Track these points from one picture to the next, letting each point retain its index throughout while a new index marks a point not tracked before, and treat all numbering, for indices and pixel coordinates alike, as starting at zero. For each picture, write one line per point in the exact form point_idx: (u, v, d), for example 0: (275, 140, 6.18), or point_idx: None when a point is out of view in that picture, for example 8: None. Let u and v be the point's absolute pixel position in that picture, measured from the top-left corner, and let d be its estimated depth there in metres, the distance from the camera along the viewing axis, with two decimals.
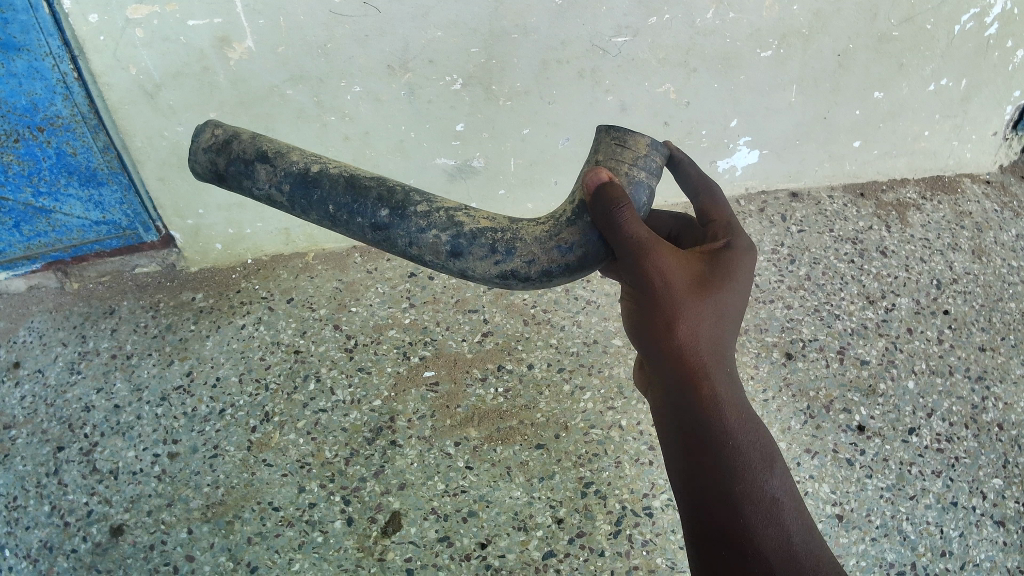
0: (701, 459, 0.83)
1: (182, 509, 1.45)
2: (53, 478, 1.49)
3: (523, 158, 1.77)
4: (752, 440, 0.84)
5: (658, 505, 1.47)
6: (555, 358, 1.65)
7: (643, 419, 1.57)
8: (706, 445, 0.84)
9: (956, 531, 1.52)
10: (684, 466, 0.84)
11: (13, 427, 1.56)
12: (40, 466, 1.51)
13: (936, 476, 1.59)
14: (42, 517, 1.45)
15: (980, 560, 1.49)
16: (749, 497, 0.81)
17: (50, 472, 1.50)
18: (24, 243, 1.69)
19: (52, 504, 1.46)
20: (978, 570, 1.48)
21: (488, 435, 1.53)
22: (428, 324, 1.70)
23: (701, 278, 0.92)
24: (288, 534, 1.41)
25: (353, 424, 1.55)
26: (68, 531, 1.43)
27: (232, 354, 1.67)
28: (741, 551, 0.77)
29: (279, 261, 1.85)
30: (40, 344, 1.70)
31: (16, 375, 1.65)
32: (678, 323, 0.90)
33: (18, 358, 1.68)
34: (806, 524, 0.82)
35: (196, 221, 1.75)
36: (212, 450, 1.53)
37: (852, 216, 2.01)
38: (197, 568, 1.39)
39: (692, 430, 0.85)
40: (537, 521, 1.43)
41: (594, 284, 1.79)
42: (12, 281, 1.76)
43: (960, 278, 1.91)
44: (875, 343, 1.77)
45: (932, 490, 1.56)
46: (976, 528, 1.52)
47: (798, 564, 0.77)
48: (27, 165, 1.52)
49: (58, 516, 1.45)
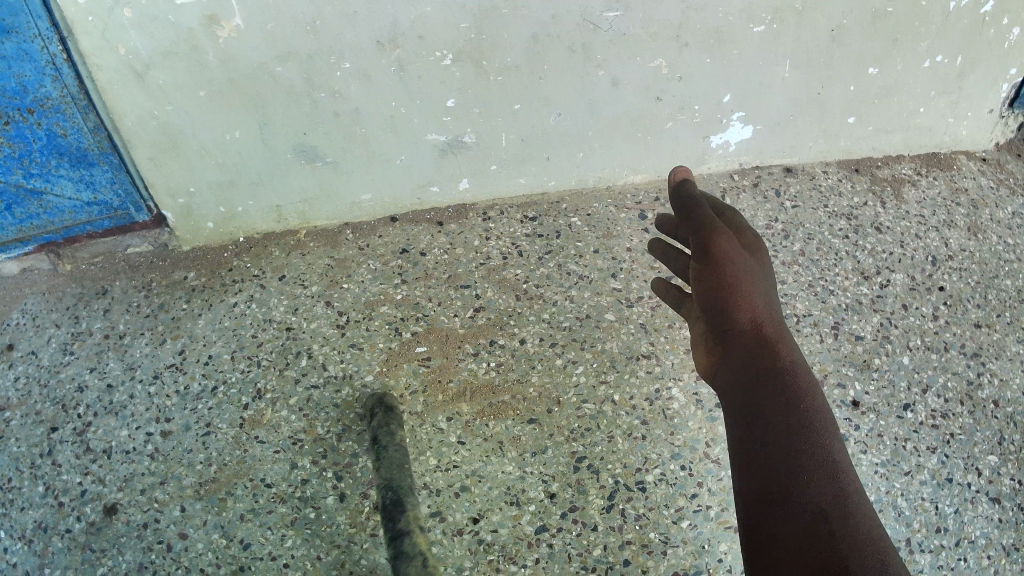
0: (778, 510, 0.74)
1: (175, 487, 1.47)
2: (47, 459, 1.51)
3: (515, 133, 1.75)
4: (833, 496, 0.74)
5: (652, 479, 1.46)
6: (548, 333, 1.63)
7: (636, 393, 1.55)
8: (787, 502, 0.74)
9: (951, 507, 1.53)
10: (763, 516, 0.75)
11: (8, 409, 1.58)
12: (34, 447, 1.53)
13: (931, 452, 1.60)
14: (36, 498, 1.47)
15: (975, 536, 1.51)
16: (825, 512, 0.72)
17: (43, 453, 1.52)
18: (16, 225, 1.70)
19: (47, 485, 1.48)
20: (975, 546, 1.50)
21: (481, 410, 1.53)
22: (420, 300, 1.68)
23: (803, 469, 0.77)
24: (281, 511, 1.44)
25: (345, 399, 1.55)
26: (63, 511, 1.45)
27: (224, 333, 1.65)
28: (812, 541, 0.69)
29: (271, 238, 1.80)
30: (34, 325, 1.70)
31: (10, 356, 1.66)
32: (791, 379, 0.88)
33: (12, 340, 1.68)
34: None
35: (188, 200, 1.72)
36: (205, 428, 1.53)
37: (847, 191, 1.98)
38: (190, 545, 1.41)
39: (792, 456, 0.78)
40: (530, 495, 1.43)
41: (588, 259, 1.75)
42: (4, 264, 1.76)
43: (956, 255, 1.91)
44: (870, 318, 1.77)
45: (927, 467, 1.57)
46: (972, 505, 1.54)
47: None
48: (18, 148, 1.54)
49: (52, 496, 1.47)
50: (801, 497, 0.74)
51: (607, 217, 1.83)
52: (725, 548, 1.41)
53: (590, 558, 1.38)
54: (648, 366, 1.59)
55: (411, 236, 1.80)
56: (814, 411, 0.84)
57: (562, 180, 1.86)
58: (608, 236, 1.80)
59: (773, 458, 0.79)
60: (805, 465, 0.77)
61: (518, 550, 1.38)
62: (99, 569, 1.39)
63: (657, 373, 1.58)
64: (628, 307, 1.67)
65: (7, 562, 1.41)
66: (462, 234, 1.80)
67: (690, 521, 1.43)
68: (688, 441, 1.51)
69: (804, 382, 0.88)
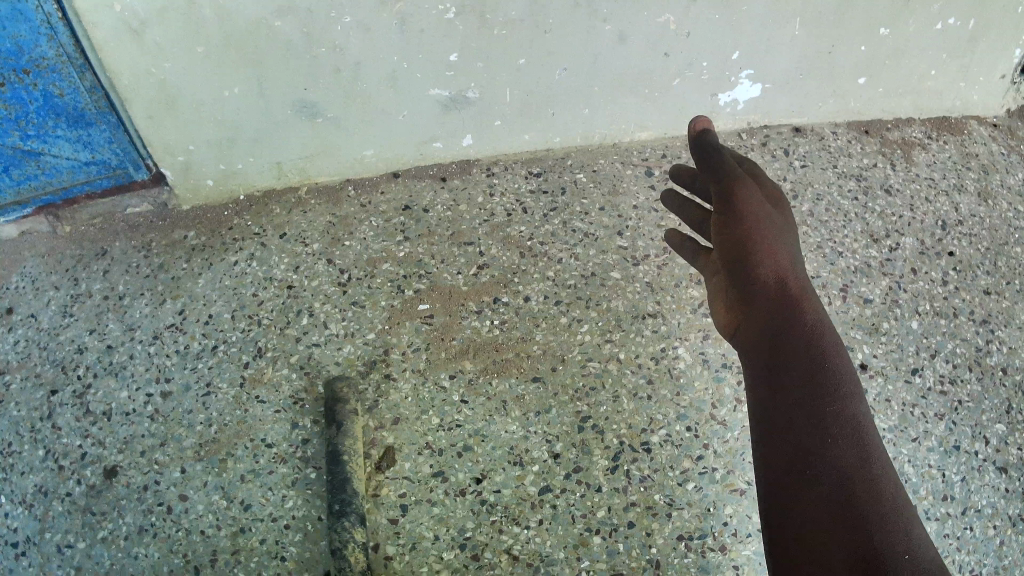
0: (829, 507, 0.88)
1: (175, 448, 1.49)
2: (47, 423, 1.52)
3: (519, 89, 1.71)
4: (858, 453, 0.93)
5: (657, 440, 1.45)
6: (552, 291, 1.60)
7: (642, 352, 1.54)
8: (834, 495, 0.89)
9: (958, 476, 1.56)
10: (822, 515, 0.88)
11: (8, 372, 1.58)
12: (34, 411, 1.53)
13: (939, 419, 1.61)
14: (36, 462, 1.49)
15: (982, 506, 1.54)
16: (855, 479, 0.91)
17: (43, 417, 1.53)
18: (14, 187, 1.66)
19: (47, 448, 1.50)
20: (981, 515, 1.53)
21: (485, 367, 1.51)
22: (423, 257, 1.65)
23: (831, 440, 0.94)
24: (282, 471, 1.46)
25: (347, 358, 1.53)
26: (63, 474, 1.47)
27: (225, 292, 1.63)
28: (860, 531, 0.86)
29: (272, 196, 1.76)
30: (33, 288, 1.68)
31: (10, 320, 1.64)
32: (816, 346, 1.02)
33: (11, 303, 1.67)
34: (937, 565, 0.86)
35: (187, 158, 1.69)
36: (205, 388, 1.53)
37: (857, 153, 1.94)
38: (191, 507, 1.44)
39: (811, 422, 0.95)
40: (533, 456, 1.43)
41: (593, 217, 1.71)
42: (1, 228, 1.73)
43: (966, 220, 1.89)
44: (879, 281, 1.75)
45: (935, 433, 1.59)
46: (979, 474, 1.57)
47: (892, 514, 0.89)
48: (14, 109, 1.51)
49: (52, 459, 1.49)
50: (844, 495, 0.89)
51: (612, 173, 1.80)
52: (730, 511, 1.42)
53: (594, 520, 1.39)
54: (654, 325, 1.57)
55: (415, 193, 1.76)
56: (839, 381, 0.99)
57: (568, 136, 1.82)
58: (614, 193, 1.76)
59: (795, 425, 0.95)
60: (826, 430, 0.94)
61: (522, 511, 1.39)
62: (99, 532, 1.43)
63: (663, 333, 1.56)
64: (634, 265, 1.64)
65: (9, 527, 1.44)
66: (465, 190, 1.76)
67: (696, 484, 1.43)
68: (694, 402, 1.50)
69: (829, 351, 1.01)
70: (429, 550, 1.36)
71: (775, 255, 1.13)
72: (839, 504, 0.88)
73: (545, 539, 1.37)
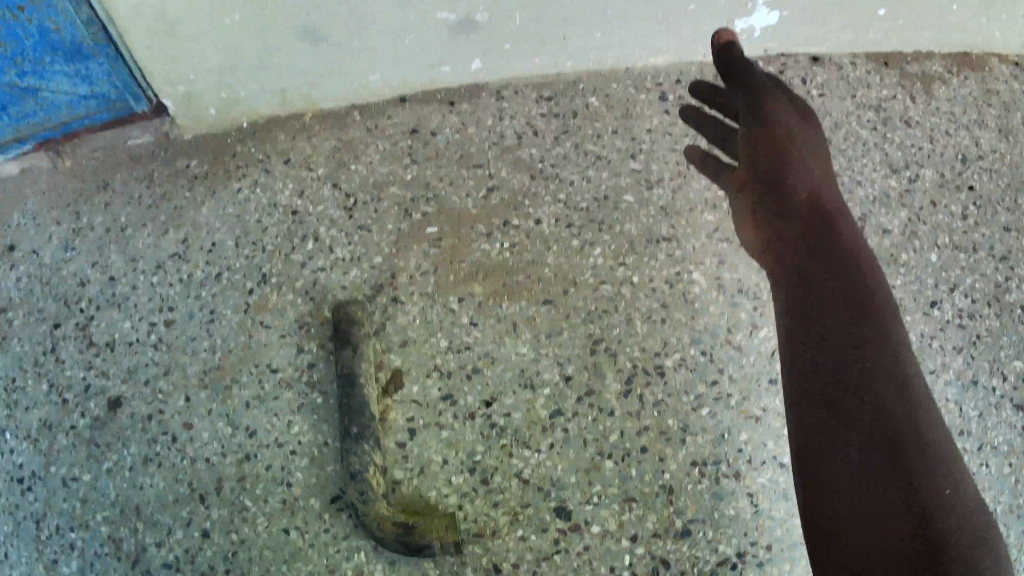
0: (885, 480, 1.07)
1: (179, 376, 1.47)
2: (51, 356, 1.51)
3: (530, 11, 1.54)
4: (920, 420, 1.14)
5: (670, 364, 1.46)
6: (564, 214, 1.57)
7: (656, 276, 1.52)
8: (907, 451, 1.10)
9: (974, 411, 1.59)
10: (885, 475, 1.08)
11: (11, 308, 1.55)
12: (37, 345, 1.52)
13: (958, 352, 1.63)
14: (41, 395, 1.48)
15: (997, 443, 1.57)
16: (915, 446, 1.11)
17: (48, 350, 1.51)
18: (13, 125, 1.59)
19: (52, 381, 1.49)
20: (996, 452, 1.56)
21: (493, 291, 1.51)
22: (431, 180, 1.60)
23: (891, 409, 1.15)
24: (288, 396, 1.45)
25: (354, 282, 1.52)
26: (67, 407, 1.47)
27: (228, 219, 1.59)
28: (914, 487, 1.06)
29: (276, 123, 1.66)
30: (34, 225, 1.62)
31: (12, 258, 1.60)
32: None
33: (13, 242, 1.61)
34: (976, 511, 1.08)
35: (188, 87, 1.59)
36: (209, 315, 1.51)
37: (876, 84, 1.86)
38: (196, 435, 1.43)
39: (864, 380, 1.16)
40: (544, 379, 1.44)
41: (607, 140, 1.63)
42: (3, 166, 1.66)
43: (986, 155, 1.84)
44: (898, 213, 1.73)
45: (953, 367, 1.62)
46: (995, 410, 1.59)
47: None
48: (9, 47, 1.42)
49: (57, 393, 1.48)
50: (910, 450, 1.10)
51: (624, 98, 1.67)
52: (745, 438, 1.43)
53: (606, 444, 1.41)
54: (669, 250, 1.54)
55: (421, 117, 1.65)
56: (897, 361, 1.20)
57: (579, 59, 1.65)
58: (628, 116, 1.66)
59: (854, 398, 1.14)
60: (876, 385, 1.15)
61: (533, 435, 1.41)
62: (105, 463, 1.43)
63: (678, 257, 1.54)
64: (648, 189, 1.59)
65: (14, 464, 1.45)
66: (474, 113, 1.65)
67: (710, 410, 1.44)
68: (709, 326, 1.49)
69: (888, 324, 1.26)
70: (438, 474, 1.40)
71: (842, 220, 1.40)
72: (898, 450, 1.10)
73: (556, 463, 1.40)
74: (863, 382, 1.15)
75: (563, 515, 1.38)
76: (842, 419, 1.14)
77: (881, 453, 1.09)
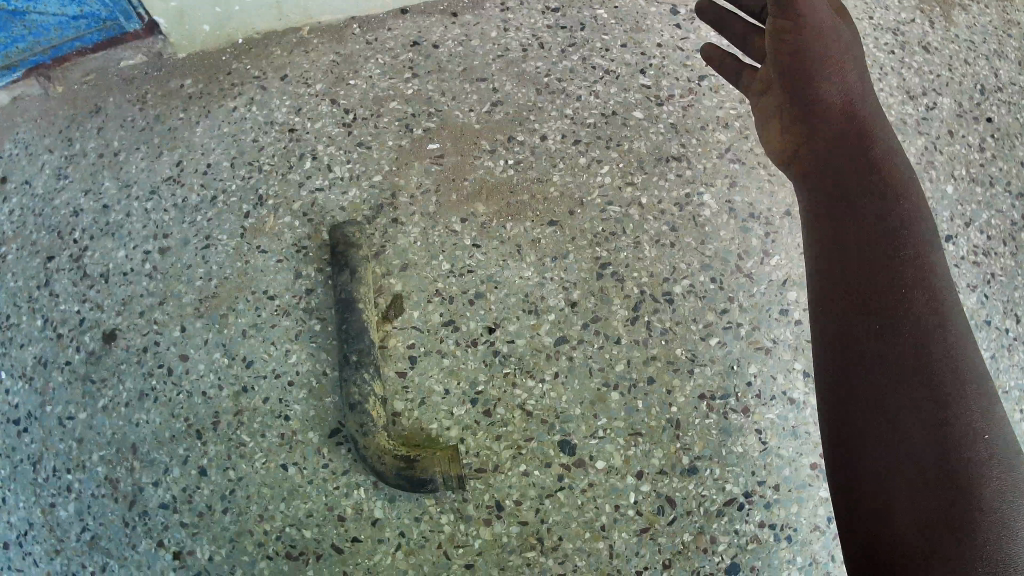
0: (932, 487, 0.73)
1: (175, 306, 1.42)
2: (44, 290, 1.46)
3: None
4: (942, 406, 0.77)
5: (680, 290, 1.41)
6: (571, 129, 1.52)
7: (665, 197, 1.47)
8: (936, 441, 0.75)
9: (987, 352, 1.54)
10: (911, 483, 0.73)
11: (4, 244, 1.50)
12: (31, 280, 1.47)
13: (971, 291, 1.57)
14: (35, 332, 1.43)
15: (1009, 387, 1.53)
16: (958, 423, 0.76)
17: (41, 285, 1.46)
18: (2, 51, 1.52)
19: (46, 317, 1.44)
20: (1008, 397, 1.52)
21: (498, 211, 1.46)
22: (433, 94, 1.54)
23: (901, 389, 0.78)
24: (285, 324, 1.39)
25: (352, 202, 1.46)
26: (62, 343, 1.42)
27: (223, 139, 1.53)
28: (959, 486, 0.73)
29: (272, 38, 1.60)
30: (27, 154, 1.57)
31: (5, 191, 1.55)
32: (892, 224, 0.90)
33: (5, 172, 1.57)
34: None
35: (181, 4, 1.50)
36: (204, 241, 1.45)
37: (895, 6, 1.79)
38: (191, 366, 1.38)
39: (874, 347, 0.81)
40: (549, 304, 1.40)
41: (615, 52, 1.58)
42: None
43: (1006, 88, 1.79)
44: (915, 140, 1.66)
45: (967, 306, 1.55)
46: (1007, 352, 1.54)
47: (1007, 476, 0.74)
48: None
49: (51, 329, 1.43)
50: (955, 449, 0.74)
51: (635, 10, 1.62)
52: (755, 370, 1.39)
53: (612, 374, 1.36)
54: (679, 169, 1.49)
55: (423, 28, 1.59)
56: (928, 315, 0.83)
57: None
58: (637, 29, 1.61)
59: (880, 375, 0.79)
60: (913, 352, 0.80)
61: (536, 363, 1.36)
62: (100, 400, 1.38)
63: (689, 177, 1.49)
64: (658, 105, 1.54)
65: (10, 404, 1.40)
66: (478, 25, 1.59)
67: (720, 339, 1.40)
68: (720, 252, 1.45)
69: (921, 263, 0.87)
70: (439, 405, 1.34)
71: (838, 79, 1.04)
72: (932, 443, 0.75)
73: (561, 394, 1.35)
74: (879, 338, 0.82)
75: (568, 450, 1.32)
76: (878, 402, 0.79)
77: (905, 456, 0.75)
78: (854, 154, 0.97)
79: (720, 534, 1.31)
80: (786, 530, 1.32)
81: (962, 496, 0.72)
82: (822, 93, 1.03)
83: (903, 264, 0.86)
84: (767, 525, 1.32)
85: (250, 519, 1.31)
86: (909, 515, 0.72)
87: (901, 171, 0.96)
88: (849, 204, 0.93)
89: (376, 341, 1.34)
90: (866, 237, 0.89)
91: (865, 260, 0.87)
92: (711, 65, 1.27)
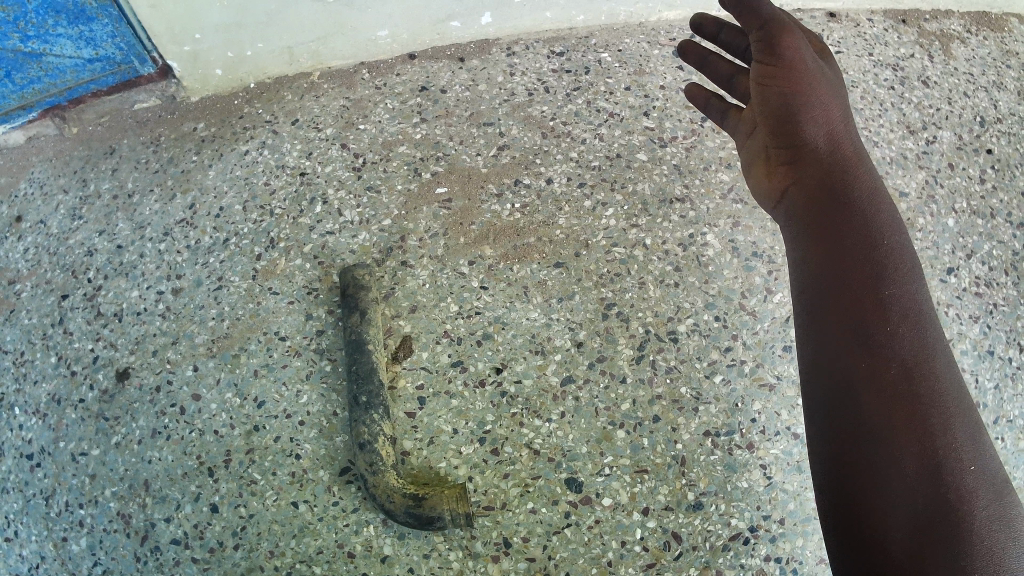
0: (927, 501, 0.68)
1: (187, 346, 1.44)
2: (59, 328, 1.48)
3: None
4: (940, 427, 0.73)
5: (684, 329, 1.44)
6: (576, 172, 1.55)
7: (669, 238, 1.50)
8: (928, 461, 0.71)
9: (990, 382, 1.54)
10: (908, 500, 0.69)
11: (18, 281, 1.53)
12: (45, 318, 1.49)
13: (974, 322, 1.58)
14: (49, 369, 1.46)
15: (1013, 416, 1.53)
16: (953, 447, 0.72)
17: (55, 322, 1.49)
18: (17, 92, 1.55)
19: (60, 354, 1.46)
20: (1012, 425, 1.52)
21: (504, 253, 1.48)
22: (441, 138, 1.58)
23: (894, 410, 0.73)
24: (296, 365, 1.42)
25: (362, 245, 1.49)
26: (75, 381, 1.44)
27: (236, 183, 1.56)
28: (959, 510, 0.68)
29: (283, 82, 1.65)
30: (41, 194, 1.60)
31: (19, 229, 1.58)
32: (878, 248, 0.85)
33: (20, 212, 1.60)
34: None
35: (194, 47, 1.55)
36: (217, 283, 1.48)
37: (893, 42, 1.84)
38: (203, 407, 1.40)
39: (865, 368, 0.76)
40: (556, 344, 1.42)
41: (618, 97, 1.63)
42: (10, 134, 1.63)
43: (1005, 118, 1.81)
44: (915, 174, 1.68)
45: (970, 337, 1.56)
46: (1011, 382, 1.55)
47: (998, 503, 0.70)
48: (12, 11, 1.37)
49: (65, 366, 1.46)
50: (950, 473, 0.70)
51: (637, 53, 1.69)
52: (758, 408, 1.41)
53: (618, 414, 1.38)
54: (682, 210, 1.53)
55: (431, 73, 1.65)
56: (918, 343, 0.79)
57: (591, 14, 1.69)
58: (640, 72, 1.67)
59: (870, 394, 0.74)
60: (903, 374, 0.76)
61: (543, 403, 1.38)
62: (113, 438, 1.40)
63: (692, 218, 1.53)
64: (661, 146, 1.59)
65: (23, 440, 1.42)
66: (484, 70, 1.65)
67: (724, 377, 1.42)
68: (723, 290, 1.48)
69: (910, 291, 0.83)
70: (448, 444, 1.36)
71: (828, 107, 0.97)
72: (926, 463, 0.70)
73: (567, 433, 1.37)
74: (871, 360, 0.76)
75: (575, 487, 1.34)
76: (870, 418, 0.73)
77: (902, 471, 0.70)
78: (839, 187, 0.91)
79: (726, 570, 1.32)
80: (792, 564, 1.33)
81: (955, 513, 0.68)
82: (805, 129, 0.95)
83: (888, 286, 0.82)
84: (772, 559, 1.33)
85: (260, 555, 1.32)
86: (905, 526, 0.67)
87: (886, 205, 0.91)
88: (834, 229, 0.88)
89: (386, 382, 1.37)
90: (852, 262, 0.84)
91: (852, 285, 0.82)
92: (695, 104, 1.18)
